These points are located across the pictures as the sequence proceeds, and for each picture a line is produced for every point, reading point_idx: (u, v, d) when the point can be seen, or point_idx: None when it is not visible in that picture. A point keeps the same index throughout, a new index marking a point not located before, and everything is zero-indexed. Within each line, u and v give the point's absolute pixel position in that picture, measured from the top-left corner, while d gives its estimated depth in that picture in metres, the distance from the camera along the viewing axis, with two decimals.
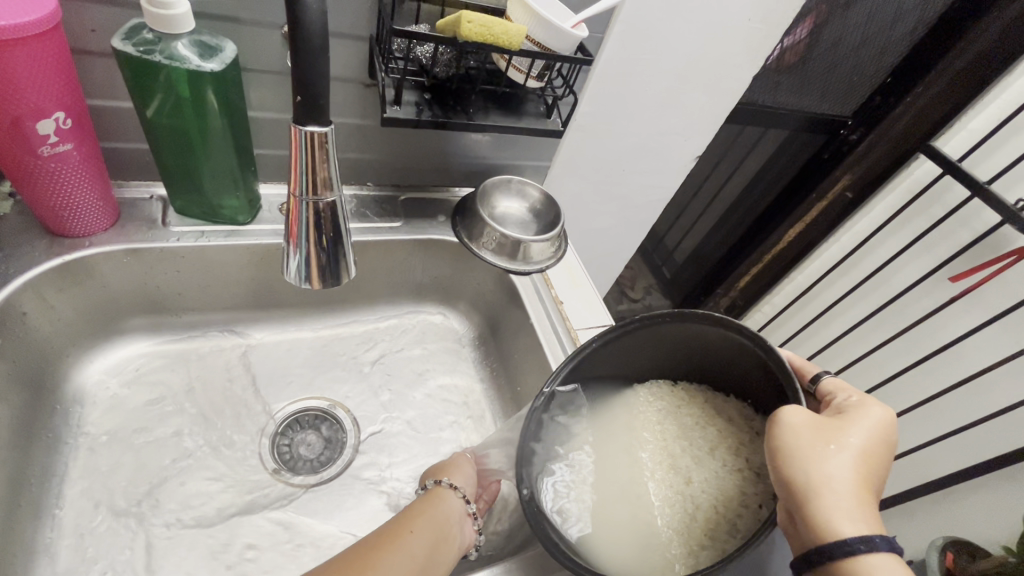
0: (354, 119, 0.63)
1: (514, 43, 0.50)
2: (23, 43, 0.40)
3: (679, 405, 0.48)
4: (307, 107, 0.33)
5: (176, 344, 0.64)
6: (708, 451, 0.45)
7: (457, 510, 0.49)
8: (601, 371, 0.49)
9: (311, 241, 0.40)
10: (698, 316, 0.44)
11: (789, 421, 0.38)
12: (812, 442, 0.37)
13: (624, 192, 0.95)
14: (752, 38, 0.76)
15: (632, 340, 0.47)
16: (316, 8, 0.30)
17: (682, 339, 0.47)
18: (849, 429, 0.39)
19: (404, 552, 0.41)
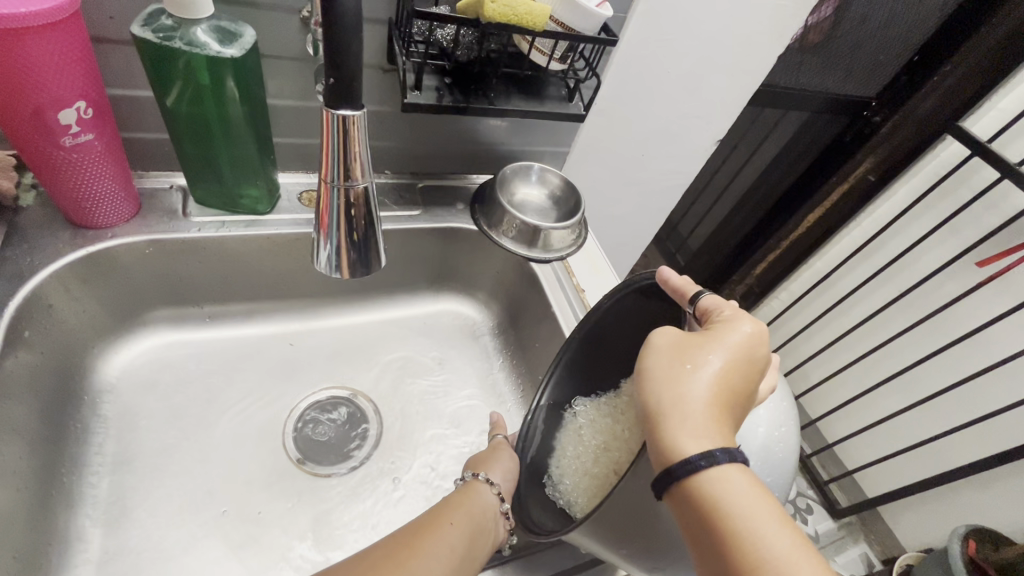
0: (372, 106, 0.62)
1: (538, 24, 0.49)
2: (44, 31, 0.39)
3: None
4: (339, 89, 0.32)
5: (198, 334, 0.64)
6: None
7: (492, 507, 0.48)
8: (598, 369, 0.55)
9: (344, 233, 0.39)
10: (629, 289, 0.48)
11: (655, 343, 0.40)
12: (669, 366, 0.38)
13: (645, 177, 0.94)
14: (779, 16, 0.74)
15: (600, 334, 0.53)
16: None
17: (637, 316, 0.50)
18: (710, 348, 0.38)
19: (445, 543, 0.41)
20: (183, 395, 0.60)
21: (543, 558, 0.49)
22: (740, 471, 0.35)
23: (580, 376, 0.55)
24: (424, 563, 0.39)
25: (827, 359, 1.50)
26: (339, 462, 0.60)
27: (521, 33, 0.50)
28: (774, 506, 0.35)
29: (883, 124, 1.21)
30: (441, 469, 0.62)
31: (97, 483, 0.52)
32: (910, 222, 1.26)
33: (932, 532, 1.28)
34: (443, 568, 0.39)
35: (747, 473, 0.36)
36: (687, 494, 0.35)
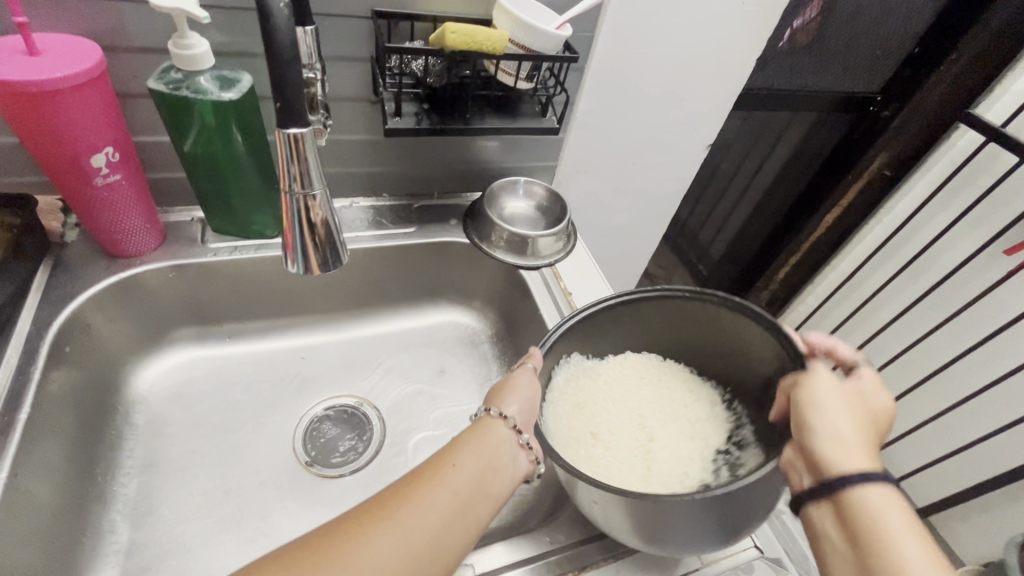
0: (364, 135, 0.68)
1: (499, 48, 0.54)
2: (78, 90, 0.47)
3: (657, 376, 0.61)
4: (288, 108, 0.36)
5: (218, 351, 0.70)
6: (675, 418, 0.57)
7: (505, 440, 0.46)
8: (602, 337, 0.60)
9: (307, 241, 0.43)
10: (713, 295, 0.55)
11: (820, 381, 0.44)
12: (836, 398, 0.43)
13: (639, 186, 0.97)
14: (750, 21, 0.77)
15: (630, 311, 0.59)
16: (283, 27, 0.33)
17: (696, 315, 0.58)
18: (848, 394, 0.44)
19: (444, 488, 0.41)
20: (204, 405, 0.66)
21: (526, 537, 0.51)
22: (893, 490, 0.38)
23: (586, 338, 0.59)
24: (423, 507, 0.40)
25: None
26: (344, 463, 0.64)
27: (483, 57, 0.55)
28: (914, 522, 0.37)
29: (895, 117, 1.19)
30: None
31: (128, 484, 0.58)
32: (933, 215, 1.23)
33: (990, 542, 1.19)
34: (443, 511, 0.40)
35: (899, 493, 0.39)
36: (842, 505, 0.38)
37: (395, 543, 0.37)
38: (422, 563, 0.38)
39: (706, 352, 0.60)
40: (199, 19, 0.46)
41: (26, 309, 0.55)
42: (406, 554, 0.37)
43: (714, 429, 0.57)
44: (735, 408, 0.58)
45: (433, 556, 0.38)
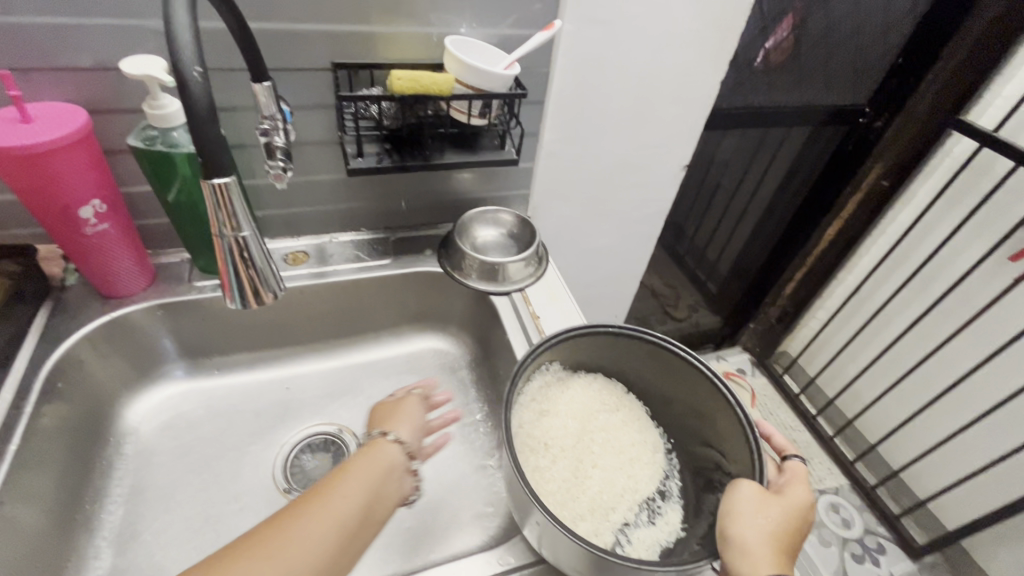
0: (337, 175, 0.72)
1: (445, 89, 0.58)
2: (64, 150, 0.53)
3: (614, 404, 0.61)
4: (211, 162, 0.35)
5: (206, 383, 0.74)
6: (621, 450, 0.58)
7: (395, 462, 0.51)
8: (582, 354, 0.59)
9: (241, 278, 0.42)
10: (702, 366, 0.53)
11: (745, 487, 0.46)
12: (750, 501, 0.45)
13: (618, 209, 0.99)
14: (706, 45, 0.79)
15: (614, 343, 0.57)
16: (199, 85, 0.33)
17: (679, 375, 0.56)
18: (764, 496, 0.46)
19: (333, 511, 0.43)
20: (191, 435, 0.69)
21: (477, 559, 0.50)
22: None
23: (568, 353, 0.58)
24: (312, 528, 0.41)
25: (875, 376, 1.40)
26: None
27: (432, 98, 0.59)
28: None
29: (886, 127, 1.20)
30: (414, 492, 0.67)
31: (114, 511, 0.61)
32: (937, 222, 1.21)
33: None
34: (331, 535, 0.42)
35: None
36: None
37: (292, 558, 0.39)
38: (315, 570, 0.40)
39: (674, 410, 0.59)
40: (167, 82, 0.52)
41: (25, 348, 0.60)
42: (302, 567, 0.39)
43: (651, 473, 0.57)
44: (672, 459, 0.59)
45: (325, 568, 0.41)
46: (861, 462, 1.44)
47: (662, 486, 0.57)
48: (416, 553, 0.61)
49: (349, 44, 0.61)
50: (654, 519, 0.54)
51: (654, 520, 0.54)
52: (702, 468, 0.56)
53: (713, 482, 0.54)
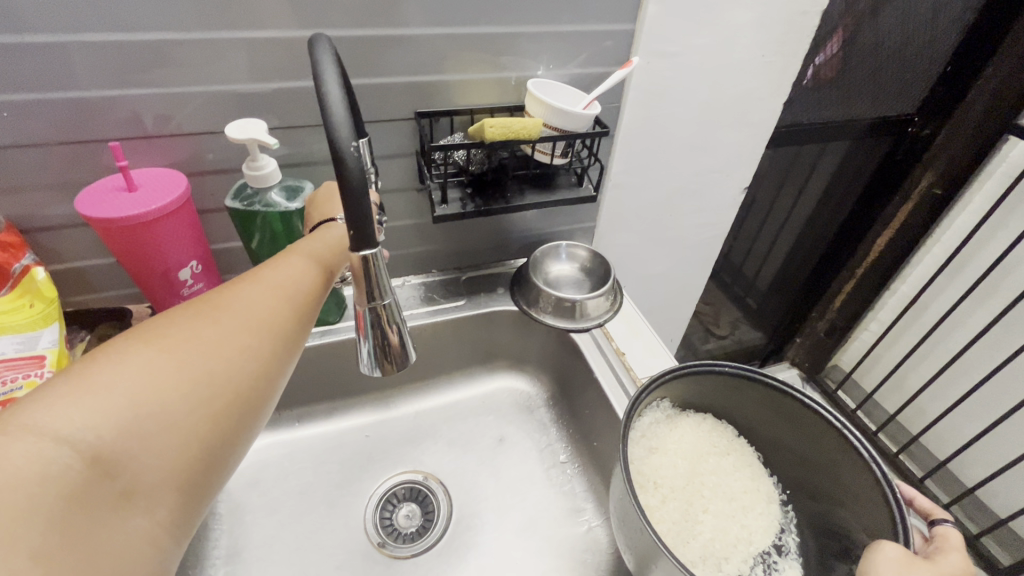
0: (412, 219, 0.73)
1: (533, 133, 0.58)
2: (169, 217, 0.53)
3: (725, 448, 0.56)
4: (359, 235, 0.35)
5: (288, 433, 0.74)
6: (732, 494, 0.53)
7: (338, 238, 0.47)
8: (692, 391, 0.56)
9: (375, 347, 0.42)
10: (829, 416, 0.48)
11: (881, 548, 0.38)
12: (905, 565, 0.37)
13: (677, 234, 0.98)
14: (770, 70, 0.79)
15: (726, 380, 0.53)
16: (354, 161, 0.33)
17: (802, 424, 0.51)
18: (924, 563, 0.37)
19: (220, 322, 0.37)
20: (279, 489, 0.69)
21: None
22: None
23: (678, 388, 0.54)
24: (199, 343, 0.35)
25: (940, 391, 1.35)
26: (413, 542, 0.65)
27: (520, 142, 0.59)
28: None
29: (936, 134, 1.18)
30: (511, 543, 0.65)
31: (215, 573, 0.61)
32: (997, 229, 1.17)
33: None
34: (209, 351, 0.35)
35: None
36: None
37: (242, 310, 0.38)
38: (266, 339, 0.38)
39: (792, 462, 0.54)
40: (268, 144, 0.52)
41: None
42: (250, 324, 0.38)
43: (766, 524, 0.52)
44: (788, 512, 0.53)
45: (277, 346, 0.39)
46: (930, 480, 1.38)
47: (778, 540, 0.51)
48: None
49: (430, 93, 0.62)
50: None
51: None
52: (827, 533, 0.50)
53: (841, 548, 0.48)
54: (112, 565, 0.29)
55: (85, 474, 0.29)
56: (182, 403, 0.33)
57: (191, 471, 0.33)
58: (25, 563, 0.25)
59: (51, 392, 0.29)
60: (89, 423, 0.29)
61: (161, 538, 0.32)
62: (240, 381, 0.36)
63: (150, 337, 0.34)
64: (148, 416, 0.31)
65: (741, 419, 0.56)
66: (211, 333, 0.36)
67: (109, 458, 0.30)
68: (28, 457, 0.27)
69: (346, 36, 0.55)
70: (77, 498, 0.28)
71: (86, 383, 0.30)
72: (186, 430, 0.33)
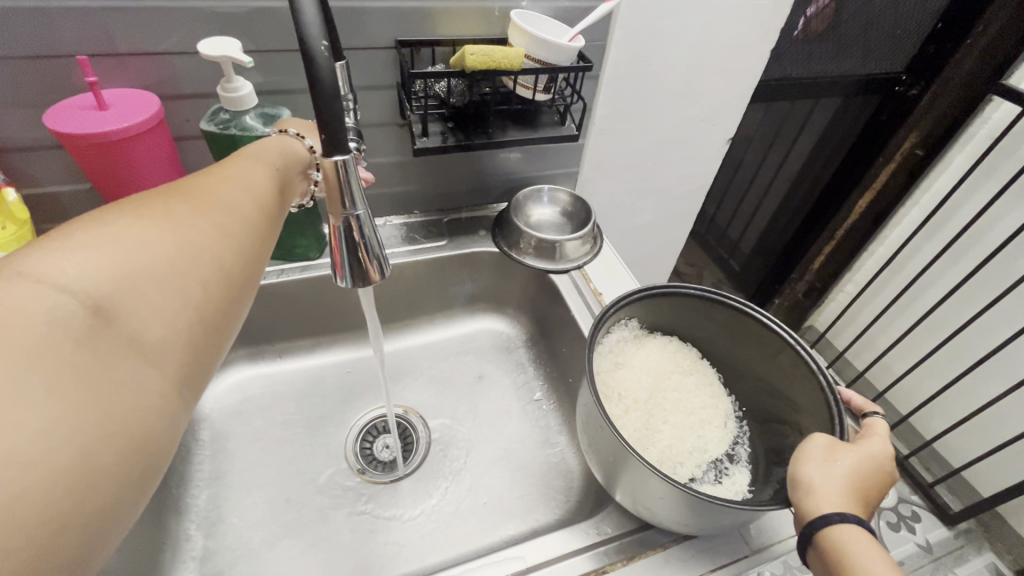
0: (394, 157, 0.72)
1: (515, 65, 0.57)
2: (142, 137, 0.52)
3: (687, 368, 0.59)
4: (331, 140, 0.36)
5: (271, 367, 0.75)
6: (690, 408, 0.56)
7: (289, 147, 0.48)
8: (659, 314, 0.58)
9: (353, 263, 0.43)
10: (783, 333, 0.51)
11: (812, 436, 0.42)
12: (828, 450, 0.40)
13: (662, 185, 0.98)
14: (760, 15, 0.78)
15: (691, 304, 0.56)
16: (323, 58, 0.33)
17: (759, 344, 0.54)
18: (847, 446, 0.40)
19: (196, 204, 0.36)
20: (261, 419, 0.70)
21: (575, 528, 0.51)
22: (868, 537, 0.36)
23: (647, 308, 0.57)
24: (181, 221, 0.35)
25: (908, 349, 1.39)
26: (391, 469, 0.67)
27: (502, 73, 0.58)
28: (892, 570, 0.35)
29: (923, 94, 1.15)
30: (487, 469, 0.68)
31: (199, 494, 0.62)
32: (974, 191, 1.17)
33: None
34: (192, 228, 0.35)
35: (874, 540, 0.36)
36: (824, 552, 0.37)
37: (216, 197, 0.38)
38: (243, 226, 0.38)
39: (750, 382, 0.57)
40: (242, 62, 0.51)
41: None
42: (225, 208, 0.38)
43: (721, 435, 0.55)
44: (743, 427, 0.57)
45: (253, 234, 0.39)
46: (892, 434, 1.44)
47: (730, 450, 0.55)
48: (489, 525, 0.62)
49: (412, 21, 0.60)
50: (720, 480, 0.52)
51: (720, 479, 0.52)
52: (775, 445, 0.53)
53: (785, 455, 0.52)
54: (128, 414, 0.29)
55: (88, 321, 0.28)
56: (174, 270, 0.33)
57: (193, 335, 0.33)
58: (40, 392, 0.25)
59: (42, 248, 0.29)
60: (86, 275, 0.29)
61: (170, 395, 0.32)
62: (223, 260, 0.36)
63: (132, 210, 0.33)
64: (141, 277, 0.31)
65: (706, 342, 0.59)
66: (189, 213, 0.36)
67: (111, 310, 0.29)
68: (28, 299, 0.26)
69: None
70: (83, 343, 0.28)
71: (74, 241, 0.30)
72: (182, 297, 0.33)
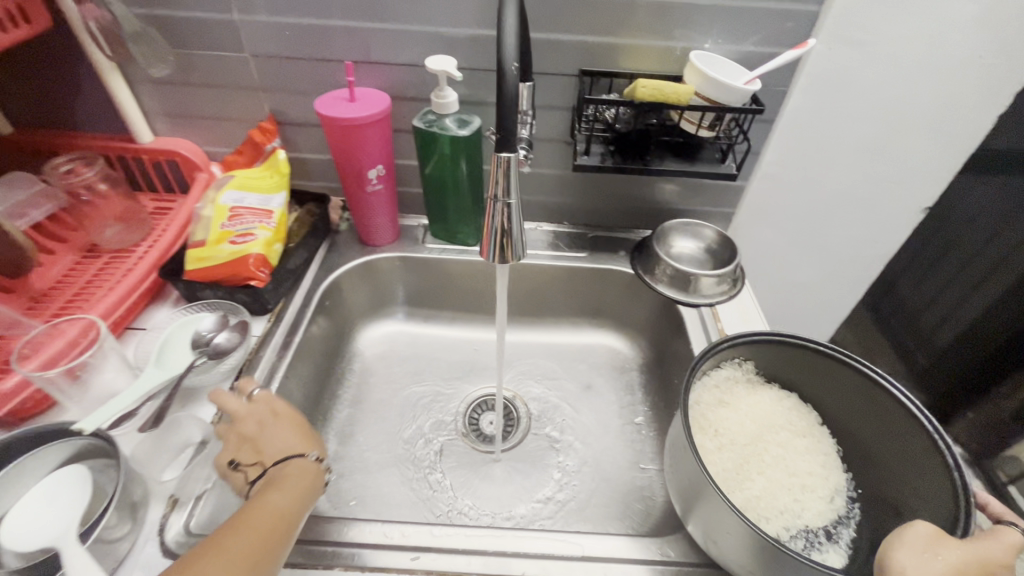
0: (556, 170, 0.80)
1: (683, 99, 0.62)
2: (371, 124, 0.68)
3: (801, 429, 0.55)
4: (503, 137, 0.44)
5: (417, 328, 0.88)
6: (793, 468, 0.52)
7: (296, 470, 0.50)
8: (781, 365, 0.57)
9: (497, 243, 0.50)
10: (922, 414, 0.46)
11: (912, 522, 0.38)
12: (931, 541, 0.36)
13: (830, 244, 0.91)
14: (989, 75, 0.69)
15: (820, 361, 0.54)
16: (512, 70, 0.41)
17: (891, 422, 0.50)
18: (957, 544, 0.36)
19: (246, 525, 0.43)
20: (399, 368, 0.83)
21: (641, 541, 0.51)
22: None
23: (768, 355, 0.56)
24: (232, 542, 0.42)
25: None
26: (489, 443, 0.74)
27: (669, 107, 0.63)
28: None
29: None
30: (572, 470, 0.71)
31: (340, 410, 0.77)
32: None
33: None
34: (243, 545, 0.42)
35: None
36: None
37: (259, 515, 0.44)
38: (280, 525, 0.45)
39: (873, 462, 0.52)
40: (454, 76, 0.63)
41: (310, 271, 0.77)
42: (268, 523, 0.44)
43: (822, 508, 0.51)
44: (852, 510, 0.52)
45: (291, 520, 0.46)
46: None
47: (831, 527, 0.50)
48: (562, 521, 0.66)
49: (598, 54, 0.68)
50: (809, 551, 0.48)
51: (808, 551, 0.48)
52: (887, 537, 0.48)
53: None
54: None
55: None
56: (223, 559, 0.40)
57: (251, 541, 0.42)
58: None
59: None
60: None
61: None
62: (269, 535, 0.43)
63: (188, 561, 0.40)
64: None
65: (830, 408, 0.56)
66: (239, 530, 0.43)
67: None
68: None
69: None
70: None
71: None
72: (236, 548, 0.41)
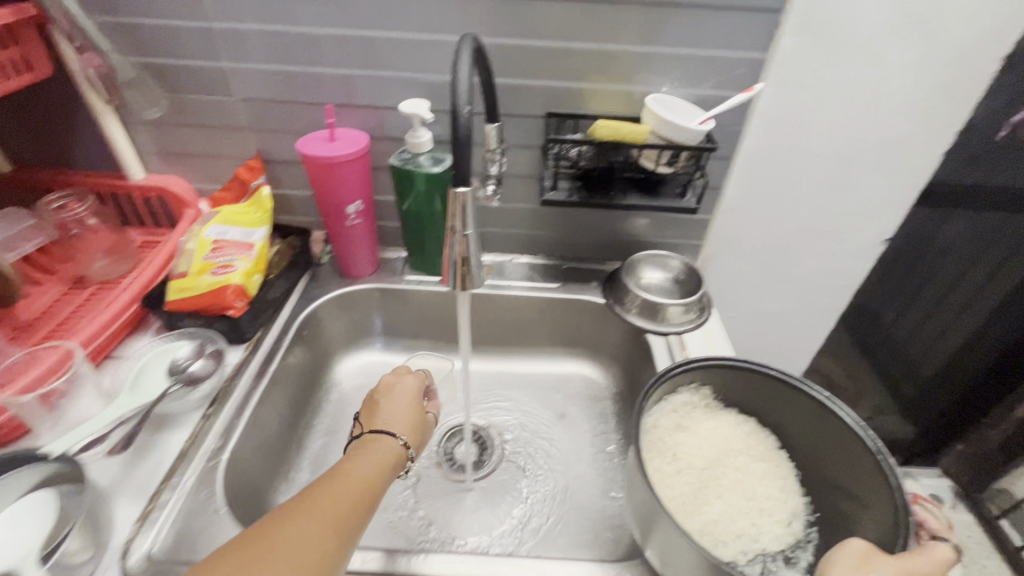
0: (529, 205, 0.84)
1: (640, 139, 0.66)
2: (348, 163, 0.72)
3: (759, 453, 0.57)
4: (458, 173, 0.47)
5: (396, 358, 0.90)
6: (751, 492, 0.53)
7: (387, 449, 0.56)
8: (738, 390, 0.59)
9: (458, 272, 0.53)
10: (867, 436, 0.49)
11: (846, 541, 0.40)
12: (863, 559, 0.38)
13: (799, 274, 0.94)
14: (932, 115, 0.73)
15: (773, 386, 0.56)
16: (465, 113, 0.45)
17: (840, 444, 0.52)
18: (886, 561, 0.38)
19: (329, 492, 0.47)
20: None
21: (601, 567, 0.52)
22: None
23: (725, 380, 0.58)
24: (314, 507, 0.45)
25: None
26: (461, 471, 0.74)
27: (628, 146, 0.67)
28: None
29: None
30: (543, 499, 0.71)
31: (316, 439, 0.77)
32: None
33: None
34: (332, 505, 0.45)
35: None
36: None
37: (339, 486, 0.48)
38: (359, 498, 0.48)
39: (827, 485, 0.54)
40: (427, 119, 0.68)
41: (290, 301, 0.79)
42: (348, 492, 0.48)
43: (780, 532, 0.51)
44: (810, 534, 0.53)
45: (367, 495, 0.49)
46: None
47: (788, 551, 0.51)
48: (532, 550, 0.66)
49: (565, 97, 0.72)
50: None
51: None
52: None
53: None
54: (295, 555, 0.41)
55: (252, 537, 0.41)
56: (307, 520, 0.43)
57: (330, 513, 0.45)
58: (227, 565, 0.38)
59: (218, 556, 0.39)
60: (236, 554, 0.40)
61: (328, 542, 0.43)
62: (351, 504, 0.47)
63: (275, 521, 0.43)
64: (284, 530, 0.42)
65: (785, 432, 0.57)
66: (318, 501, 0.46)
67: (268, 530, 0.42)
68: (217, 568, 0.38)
69: (506, 44, 0.68)
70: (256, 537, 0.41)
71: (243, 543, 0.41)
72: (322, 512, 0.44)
